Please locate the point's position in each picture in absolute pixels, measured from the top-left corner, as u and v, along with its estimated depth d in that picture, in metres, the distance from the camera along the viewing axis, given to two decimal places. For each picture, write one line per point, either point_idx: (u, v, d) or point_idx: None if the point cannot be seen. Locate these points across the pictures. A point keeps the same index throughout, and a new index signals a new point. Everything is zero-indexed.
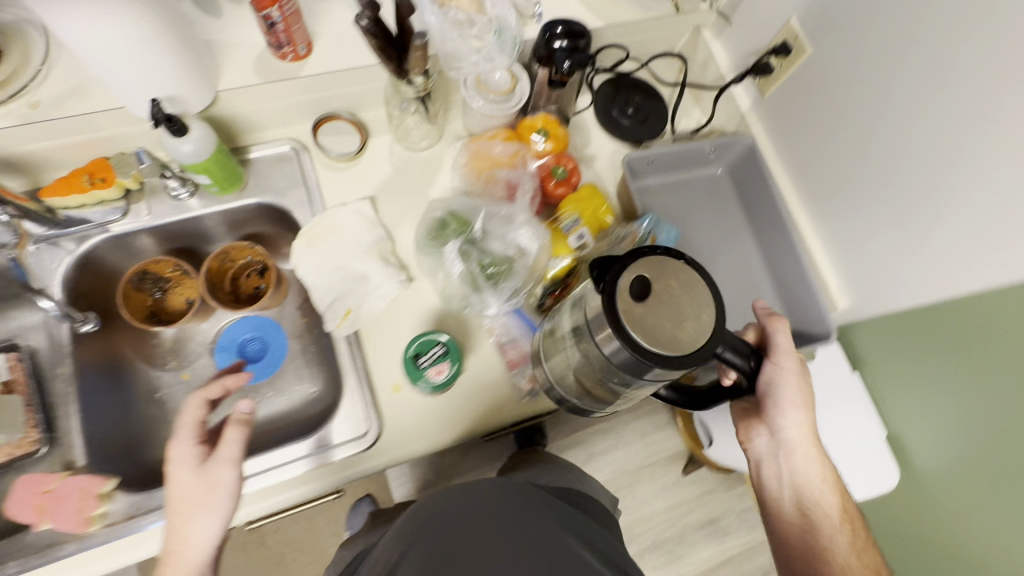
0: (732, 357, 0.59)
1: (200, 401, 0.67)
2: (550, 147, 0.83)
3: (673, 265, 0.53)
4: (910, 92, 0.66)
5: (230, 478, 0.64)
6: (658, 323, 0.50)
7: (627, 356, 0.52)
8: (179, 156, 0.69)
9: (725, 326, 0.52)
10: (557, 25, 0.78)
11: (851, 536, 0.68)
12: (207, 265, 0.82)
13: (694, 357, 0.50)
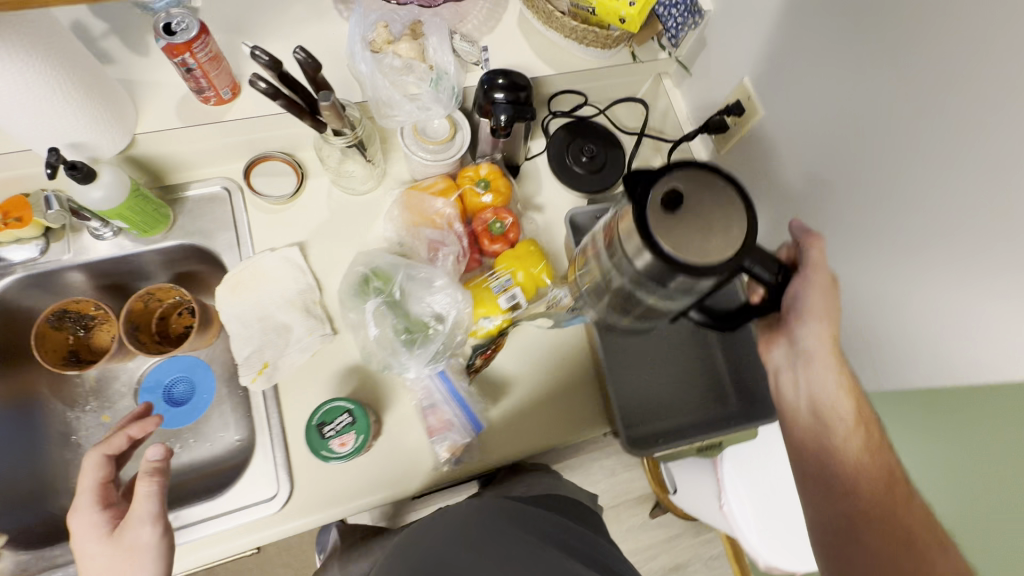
0: (761, 271, 0.51)
1: (102, 458, 0.58)
2: (490, 199, 0.80)
3: (710, 178, 0.48)
4: (860, 177, 0.59)
5: (149, 539, 0.55)
6: (693, 230, 0.46)
7: (652, 263, 0.49)
8: (89, 202, 0.67)
9: (758, 237, 0.47)
10: (498, 75, 0.74)
11: (864, 440, 0.54)
12: (128, 307, 0.78)
13: (722, 266, 0.46)
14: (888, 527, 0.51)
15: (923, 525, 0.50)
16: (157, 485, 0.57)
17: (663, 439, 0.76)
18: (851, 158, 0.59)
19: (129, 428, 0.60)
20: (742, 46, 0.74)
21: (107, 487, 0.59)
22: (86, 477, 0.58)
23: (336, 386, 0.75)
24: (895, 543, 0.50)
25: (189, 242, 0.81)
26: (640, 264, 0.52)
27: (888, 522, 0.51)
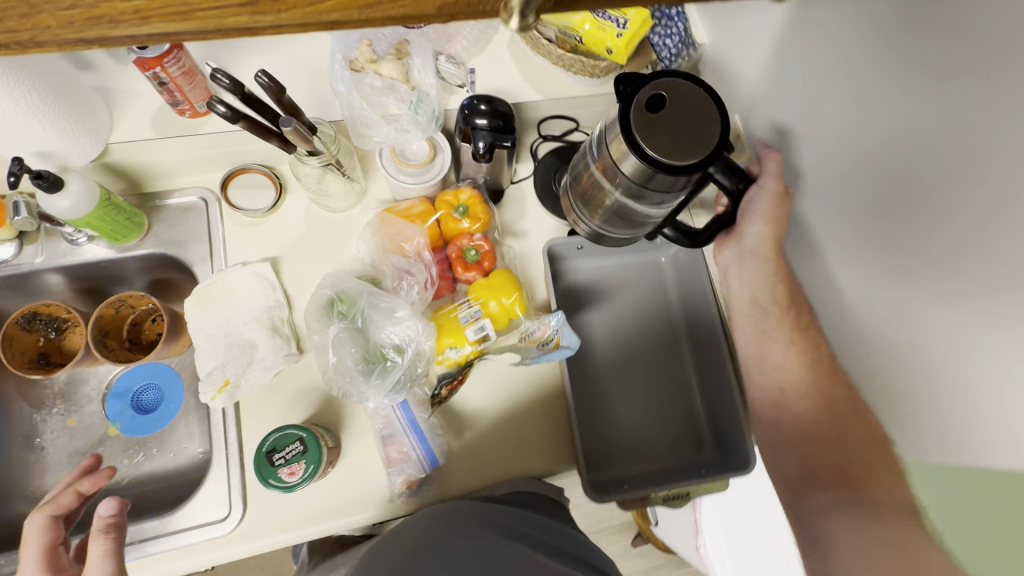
0: (721, 178, 0.59)
1: (47, 518, 0.57)
2: (468, 225, 0.78)
3: (685, 84, 0.49)
4: (878, 203, 0.54)
5: None
6: (669, 130, 0.48)
7: (636, 166, 0.51)
8: (56, 211, 0.66)
9: (729, 142, 0.48)
10: (480, 102, 0.73)
11: (792, 321, 0.66)
12: (98, 313, 0.78)
13: (697, 162, 0.48)
14: (820, 411, 0.61)
15: (851, 403, 0.59)
16: (110, 543, 0.54)
17: (627, 486, 0.74)
18: (856, 231, 0.57)
19: (80, 485, 0.59)
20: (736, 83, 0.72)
21: (55, 550, 0.56)
22: (36, 541, 0.56)
23: (297, 408, 0.74)
24: (821, 366, 0.62)
25: (163, 250, 0.81)
26: (626, 171, 0.54)
27: (823, 419, 0.60)
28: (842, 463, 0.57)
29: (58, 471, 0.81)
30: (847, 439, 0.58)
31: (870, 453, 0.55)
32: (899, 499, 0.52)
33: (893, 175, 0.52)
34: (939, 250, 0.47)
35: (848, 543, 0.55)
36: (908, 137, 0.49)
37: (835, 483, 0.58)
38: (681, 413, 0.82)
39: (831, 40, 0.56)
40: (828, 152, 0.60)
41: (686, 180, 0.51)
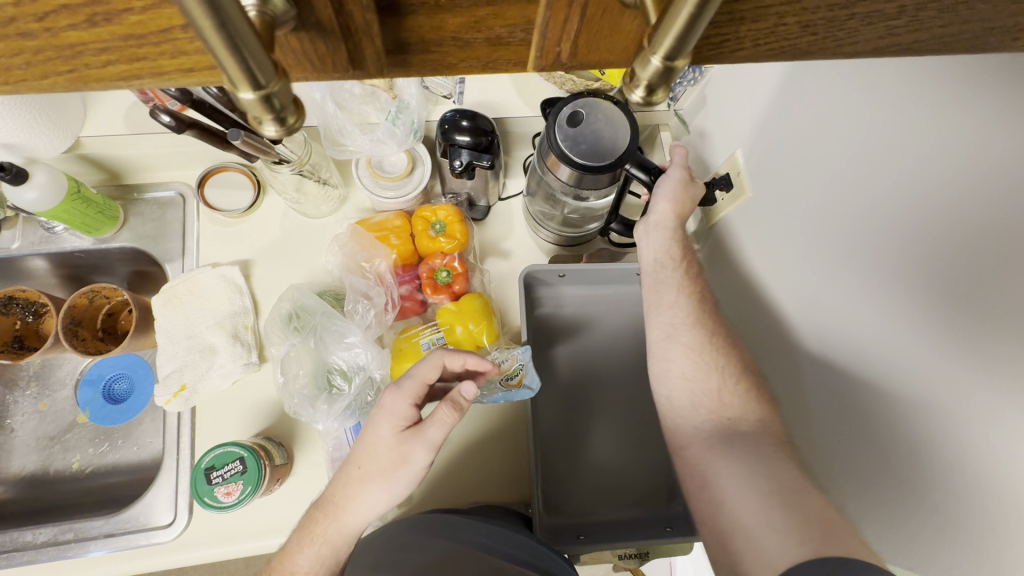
0: (636, 173, 0.65)
1: (439, 361, 0.58)
2: (443, 244, 0.75)
3: (602, 102, 0.62)
4: (861, 243, 0.48)
5: (419, 460, 0.56)
6: (591, 140, 0.60)
7: (568, 171, 0.62)
8: (23, 203, 0.65)
9: (638, 144, 0.61)
10: (463, 118, 0.69)
11: (684, 273, 0.65)
12: (70, 303, 0.78)
13: (615, 163, 0.60)
14: (748, 402, 0.57)
15: (727, 341, 0.62)
16: (454, 417, 0.57)
17: (583, 537, 0.69)
18: (830, 289, 0.52)
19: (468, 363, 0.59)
20: (739, 114, 0.66)
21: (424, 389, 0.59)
22: (425, 375, 0.59)
23: (250, 419, 0.72)
24: (730, 348, 0.61)
25: (138, 245, 0.80)
26: (562, 177, 0.64)
27: (704, 357, 0.60)
28: (723, 401, 0.58)
29: (26, 454, 0.82)
30: (724, 372, 0.59)
31: (744, 394, 0.58)
32: (768, 431, 0.55)
33: (871, 228, 0.46)
34: (911, 354, 0.43)
35: (733, 485, 0.51)
36: (898, 188, 0.44)
37: (717, 420, 0.57)
38: (659, 459, 0.76)
39: (834, 91, 0.50)
40: (811, 206, 0.54)
41: (610, 177, 0.62)
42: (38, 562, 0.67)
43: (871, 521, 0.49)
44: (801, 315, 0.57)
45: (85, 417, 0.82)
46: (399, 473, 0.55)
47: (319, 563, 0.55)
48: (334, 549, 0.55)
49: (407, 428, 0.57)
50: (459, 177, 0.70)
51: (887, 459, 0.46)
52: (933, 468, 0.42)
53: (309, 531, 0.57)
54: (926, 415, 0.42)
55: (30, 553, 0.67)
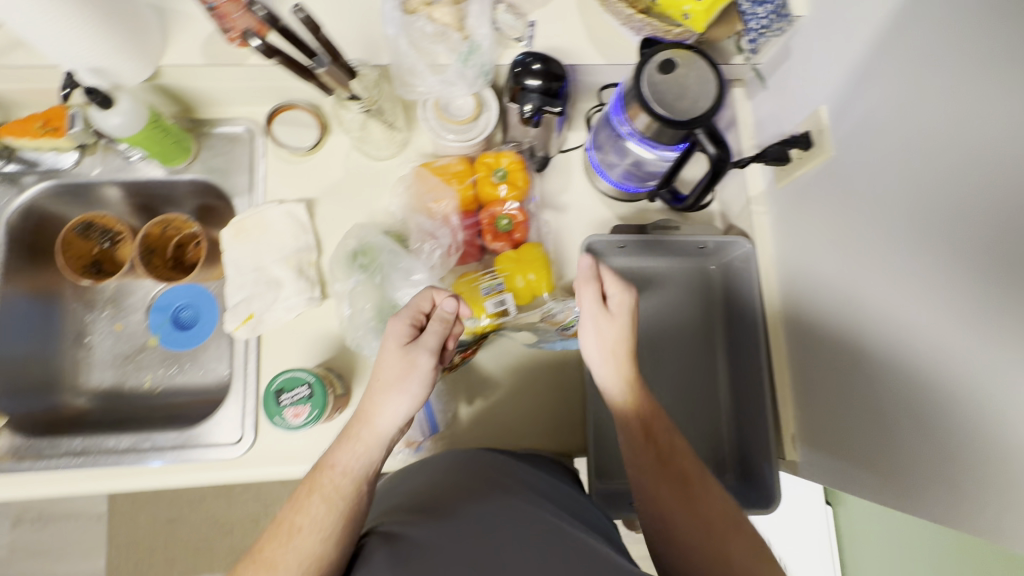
0: (706, 143, 0.62)
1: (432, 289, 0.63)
2: (505, 191, 0.74)
3: (695, 58, 0.62)
4: (955, 202, 0.46)
5: (426, 362, 0.59)
6: (671, 91, 0.61)
7: (646, 119, 0.63)
8: (109, 128, 0.68)
9: (718, 106, 0.61)
10: (535, 61, 0.67)
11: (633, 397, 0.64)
12: (145, 231, 0.82)
13: (690, 120, 0.61)
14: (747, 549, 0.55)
15: (719, 508, 0.58)
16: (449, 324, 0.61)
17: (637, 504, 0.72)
18: (916, 251, 0.50)
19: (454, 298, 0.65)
20: (828, 67, 0.62)
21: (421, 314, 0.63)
22: (419, 302, 0.61)
23: (313, 350, 0.75)
24: (720, 506, 0.58)
25: (208, 177, 0.82)
26: (638, 128, 0.65)
27: (705, 527, 0.56)
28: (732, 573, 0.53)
29: (102, 370, 0.87)
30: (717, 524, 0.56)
31: (751, 552, 0.55)
32: None
33: (967, 187, 0.44)
34: (1002, 314, 0.42)
35: None
36: (998, 146, 0.41)
37: None
38: (705, 428, 0.78)
39: (942, 34, 0.47)
40: (901, 163, 0.52)
41: (683, 135, 0.64)
42: (119, 465, 0.72)
43: (940, 489, 0.49)
44: (877, 279, 0.56)
45: (155, 341, 0.89)
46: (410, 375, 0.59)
47: (359, 459, 0.57)
48: (370, 446, 0.57)
49: (409, 341, 0.61)
50: (528, 122, 0.70)
51: (961, 424, 0.46)
52: (1010, 434, 0.42)
53: (345, 433, 0.59)
54: (1008, 378, 0.41)
55: (111, 457, 0.72)
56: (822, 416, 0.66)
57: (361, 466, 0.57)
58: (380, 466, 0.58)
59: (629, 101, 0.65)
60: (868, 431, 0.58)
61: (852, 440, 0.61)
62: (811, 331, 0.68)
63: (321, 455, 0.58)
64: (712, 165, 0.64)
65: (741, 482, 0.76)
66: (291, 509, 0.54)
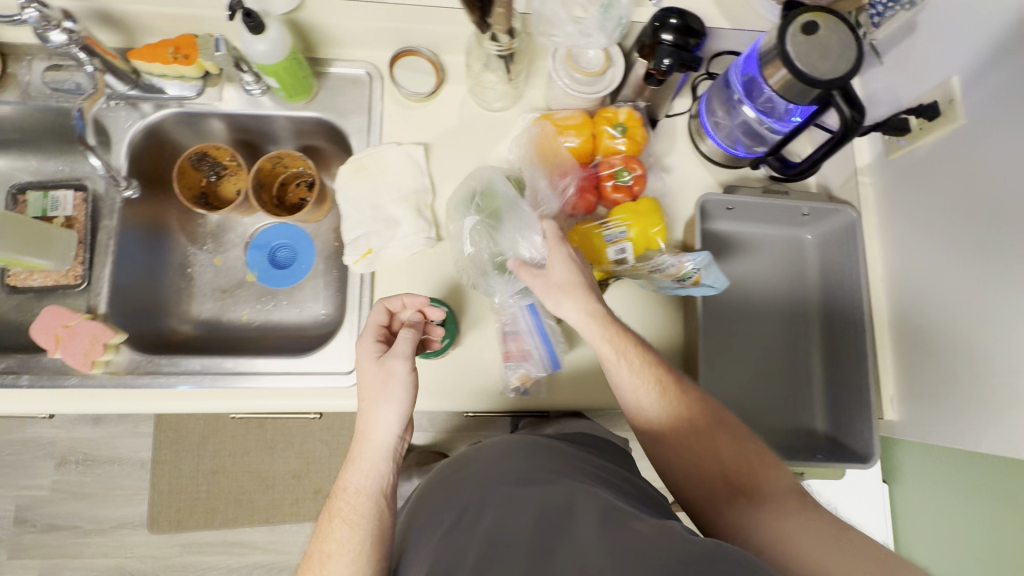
0: (841, 104, 0.65)
1: (383, 306, 0.67)
2: (624, 146, 0.77)
3: (839, 21, 0.65)
4: None
5: (401, 369, 0.63)
6: (816, 51, 0.64)
7: (786, 77, 0.66)
8: (253, 55, 0.69)
9: (858, 69, 0.64)
10: (670, 15, 0.69)
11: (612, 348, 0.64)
12: (259, 165, 0.84)
13: (832, 80, 0.63)
14: (734, 453, 0.62)
15: (708, 419, 0.64)
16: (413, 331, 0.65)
17: None
18: None
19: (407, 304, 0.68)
20: (964, 41, 0.65)
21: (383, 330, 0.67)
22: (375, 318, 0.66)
23: (426, 288, 0.77)
24: (709, 419, 0.64)
25: (325, 116, 0.84)
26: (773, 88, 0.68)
27: (699, 441, 0.64)
28: (729, 470, 0.61)
29: (203, 301, 0.89)
30: (707, 438, 0.63)
31: (743, 452, 0.63)
32: (784, 486, 0.60)
33: None
34: None
35: (773, 531, 0.55)
36: None
37: (732, 492, 0.61)
38: (798, 389, 0.82)
39: None
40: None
41: (818, 96, 0.66)
42: (236, 385, 0.74)
43: None
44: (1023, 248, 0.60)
45: (254, 277, 0.90)
46: (389, 384, 0.62)
47: (367, 478, 0.60)
48: (375, 462, 0.60)
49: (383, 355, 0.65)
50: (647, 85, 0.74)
51: None
52: None
53: (349, 457, 0.62)
54: None
55: (228, 378, 0.74)
56: (936, 376, 0.71)
57: (371, 482, 0.60)
58: (390, 475, 0.61)
59: (769, 61, 0.67)
60: (1000, 391, 0.63)
61: (976, 400, 0.66)
62: (927, 299, 0.72)
63: (334, 482, 0.61)
64: (843, 127, 0.67)
65: (832, 441, 0.79)
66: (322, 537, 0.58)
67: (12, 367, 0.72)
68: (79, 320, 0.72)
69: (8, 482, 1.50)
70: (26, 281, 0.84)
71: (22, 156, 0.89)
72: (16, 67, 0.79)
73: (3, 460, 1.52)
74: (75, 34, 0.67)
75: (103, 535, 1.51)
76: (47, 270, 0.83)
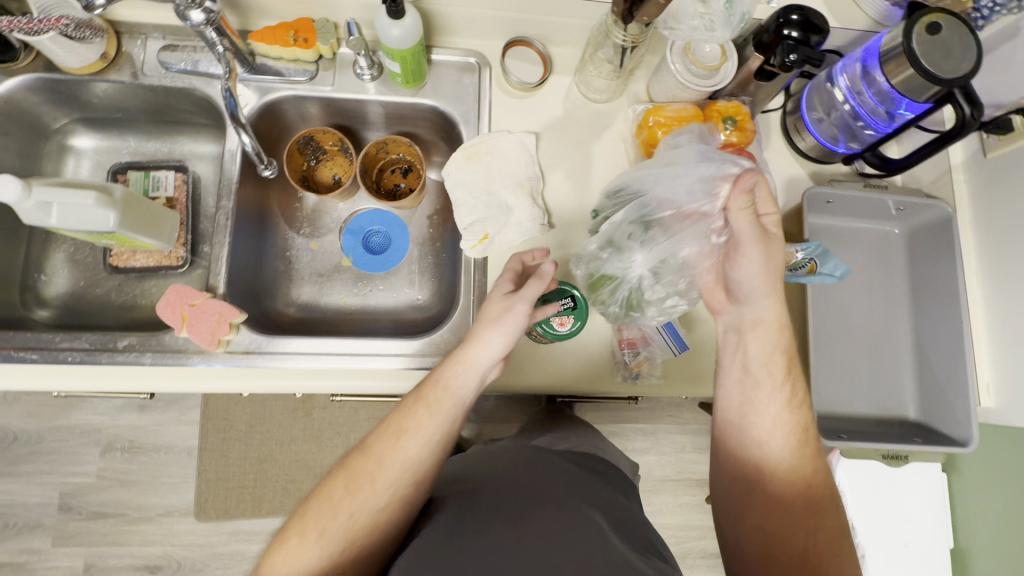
0: (961, 102, 0.67)
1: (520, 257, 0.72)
2: (734, 139, 0.79)
3: (963, 22, 0.67)
4: None
5: (522, 310, 0.66)
6: (942, 49, 0.66)
7: (909, 74, 0.68)
8: (387, 39, 0.70)
9: (982, 68, 0.67)
10: (792, 11, 0.71)
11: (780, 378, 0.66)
12: (367, 150, 0.85)
13: (957, 78, 0.66)
14: (823, 534, 0.61)
15: (823, 489, 0.63)
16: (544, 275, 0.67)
17: (846, 436, 0.78)
18: None
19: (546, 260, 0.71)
20: None
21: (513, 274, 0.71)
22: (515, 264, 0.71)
23: None
24: (819, 491, 0.63)
25: (434, 103, 0.85)
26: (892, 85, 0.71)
27: (800, 508, 0.62)
28: (809, 547, 0.60)
29: (302, 285, 0.89)
30: (812, 506, 0.62)
31: (829, 538, 0.60)
32: None
33: None
34: None
35: None
36: None
37: (799, 565, 0.60)
38: (889, 378, 0.85)
39: None
40: None
41: (937, 93, 0.69)
42: (355, 366, 0.74)
43: None
44: None
45: (351, 262, 0.91)
46: (507, 319, 0.65)
47: (463, 382, 0.65)
48: (468, 374, 0.65)
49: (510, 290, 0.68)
50: (759, 78, 0.77)
51: None
52: None
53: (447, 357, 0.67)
54: None
55: (348, 358, 0.75)
56: None
57: (458, 392, 0.65)
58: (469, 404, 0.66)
59: (891, 58, 0.70)
60: None
61: None
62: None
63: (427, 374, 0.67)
64: (959, 124, 0.69)
65: (923, 426, 0.83)
66: (363, 463, 0.62)
67: (133, 345, 0.73)
68: (202, 299, 0.73)
69: (52, 469, 1.49)
70: (127, 261, 0.84)
71: (121, 136, 0.88)
72: (130, 46, 0.79)
73: (47, 446, 1.50)
74: (214, 14, 0.67)
75: (150, 523, 1.49)
76: (150, 250, 0.84)
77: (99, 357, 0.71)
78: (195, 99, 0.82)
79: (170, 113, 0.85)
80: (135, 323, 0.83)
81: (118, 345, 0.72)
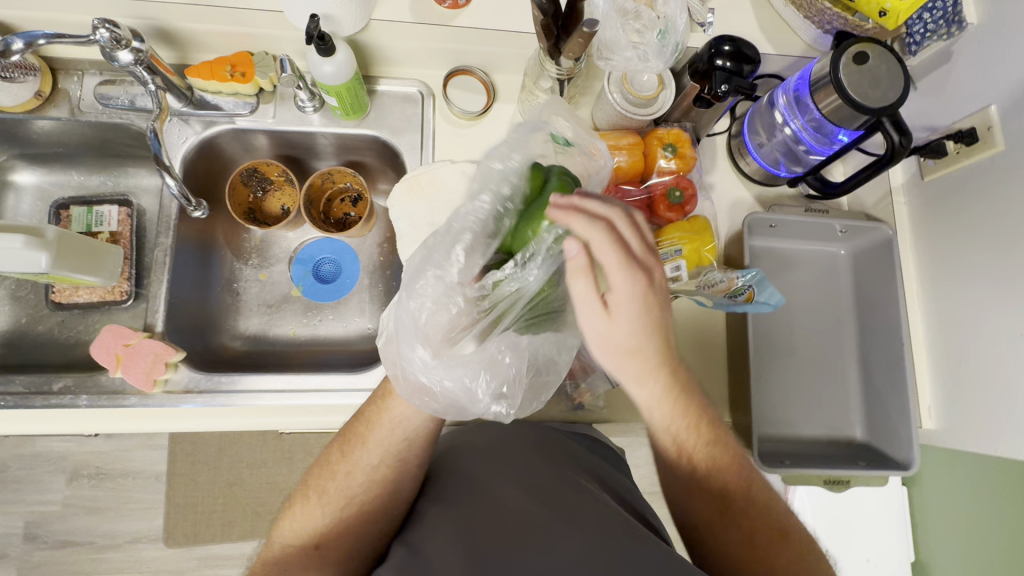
0: (890, 131, 0.68)
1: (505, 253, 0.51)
2: (673, 165, 0.79)
3: (889, 51, 0.68)
4: None
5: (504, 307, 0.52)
6: (869, 79, 0.67)
7: (838, 103, 0.69)
8: (319, 75, 0.70)
9: (908, 97, 0.67)
10: (723, 42, 0.71)
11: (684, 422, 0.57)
12: (310, 182, 0.84)
13: (883, 107, 0.67)
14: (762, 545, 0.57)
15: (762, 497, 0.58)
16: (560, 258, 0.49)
17: (789, 461, 0.78)
18: None
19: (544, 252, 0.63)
20: (1001, 72, 0.69)
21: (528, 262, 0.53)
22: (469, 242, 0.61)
23: None
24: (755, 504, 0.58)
25: (377, 133, 0.85)
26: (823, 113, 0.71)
27: (739, 526, 0.58)
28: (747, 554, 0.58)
29: (250, 317, 0.89)
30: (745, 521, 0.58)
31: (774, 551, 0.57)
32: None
33: None
34: None
35: None
36: None
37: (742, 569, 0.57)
38: (837, 398, 0.85)
39: None
40: None
41: (867, 121, 0.70)
42: (294, 403, 0.74)
43: None
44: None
45: (300, 292, 0.90)
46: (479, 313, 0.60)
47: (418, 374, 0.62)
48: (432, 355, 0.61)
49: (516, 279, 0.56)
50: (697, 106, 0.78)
51: None
52: None
53: None
54: None
55: (288, 394, 0.74)
56: (976, 389, 0.75)
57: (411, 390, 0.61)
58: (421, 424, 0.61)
59: (821, 87, 0.70)
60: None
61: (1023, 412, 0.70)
62: (968, 322, 0.76)
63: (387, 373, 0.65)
64: (890, 151, 0.70)
65: (870, 447, 0.83)
66: (358, 427, 0.63)
67: (69, 386, 0.72)
68: (137, 338, 0.73)
69: (18, 498, 1.48)
70: (70, 298, 0.83)
71: (64, 171, 0.88)
72: (66, 83, 0.78)
73: (12, 475, 1.49)
74: (143, 54, 0.67)
75: (117, 551, 1.48)
76: (92, 286, 0.83)
77: (32, 400, 0.71)
78: (135, 133, 0.81)
79: (112, 147, 0.85)
80: (77, 361, 0.82)
81: (53, 388, 0.71)
